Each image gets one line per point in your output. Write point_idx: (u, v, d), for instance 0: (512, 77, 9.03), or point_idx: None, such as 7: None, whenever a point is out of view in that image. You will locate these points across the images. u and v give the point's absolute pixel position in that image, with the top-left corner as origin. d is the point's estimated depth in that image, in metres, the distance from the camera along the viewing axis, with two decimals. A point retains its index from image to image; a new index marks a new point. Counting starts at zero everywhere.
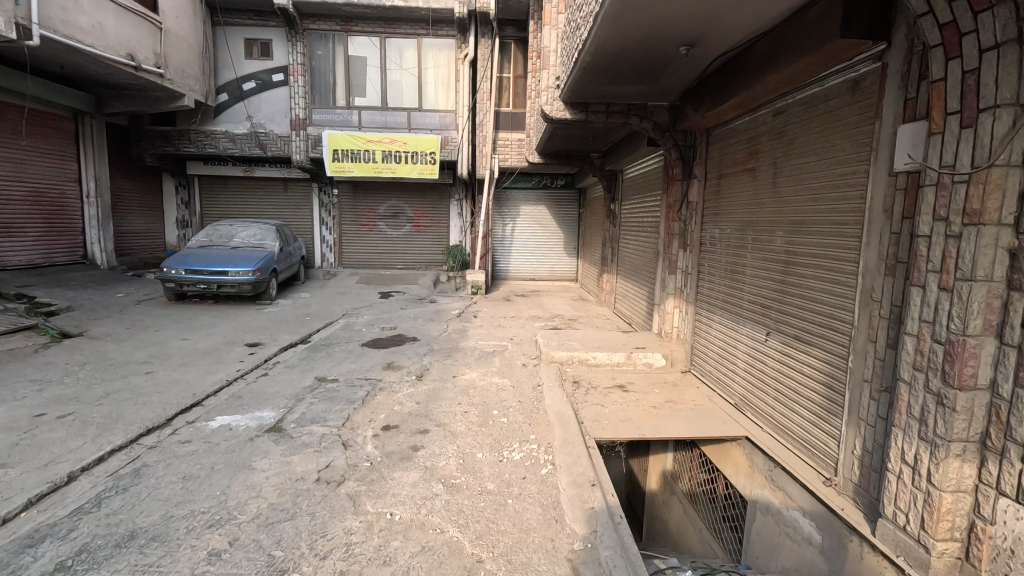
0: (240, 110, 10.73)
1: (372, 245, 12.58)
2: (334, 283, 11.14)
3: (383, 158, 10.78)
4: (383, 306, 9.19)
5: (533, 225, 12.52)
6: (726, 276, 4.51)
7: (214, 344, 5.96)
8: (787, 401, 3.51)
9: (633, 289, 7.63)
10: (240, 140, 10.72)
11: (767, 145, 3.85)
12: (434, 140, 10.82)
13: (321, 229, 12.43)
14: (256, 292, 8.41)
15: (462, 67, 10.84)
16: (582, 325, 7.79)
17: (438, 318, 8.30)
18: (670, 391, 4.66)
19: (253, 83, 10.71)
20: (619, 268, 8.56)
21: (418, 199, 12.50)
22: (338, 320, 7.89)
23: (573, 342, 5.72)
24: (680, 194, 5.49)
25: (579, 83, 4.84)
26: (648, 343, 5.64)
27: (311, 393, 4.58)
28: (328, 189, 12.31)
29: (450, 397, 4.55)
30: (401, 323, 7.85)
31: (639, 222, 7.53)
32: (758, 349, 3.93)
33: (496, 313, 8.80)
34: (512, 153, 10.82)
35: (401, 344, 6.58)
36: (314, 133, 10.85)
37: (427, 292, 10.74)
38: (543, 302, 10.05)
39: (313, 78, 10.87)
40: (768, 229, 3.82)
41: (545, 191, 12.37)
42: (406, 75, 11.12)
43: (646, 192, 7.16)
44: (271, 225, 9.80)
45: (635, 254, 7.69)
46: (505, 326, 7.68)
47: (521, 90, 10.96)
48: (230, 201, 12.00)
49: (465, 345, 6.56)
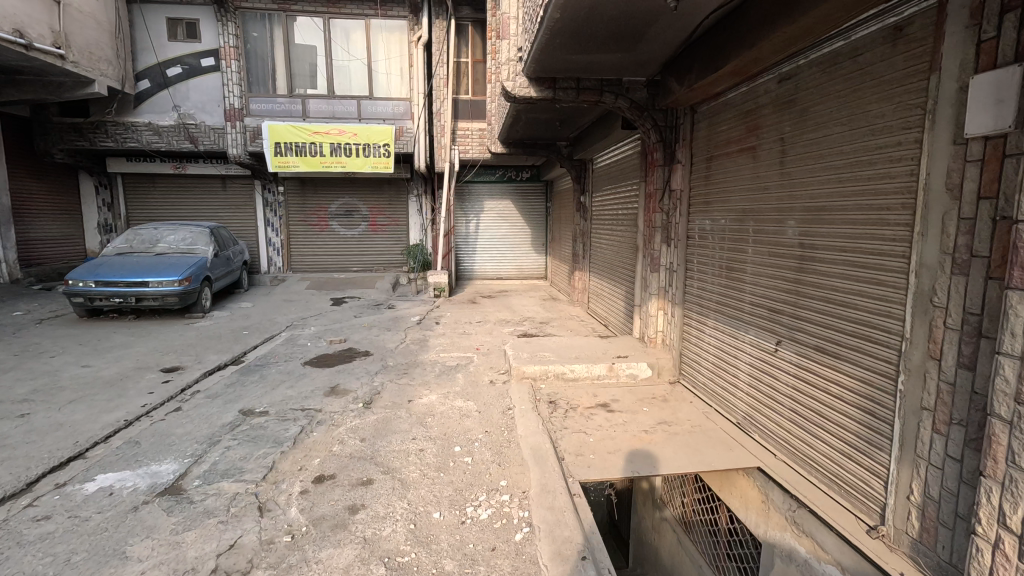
0: (165, 98, 9.53)
1: (324, 247, 11.59)
2: (282, 290, 10.14)
3: (331, 151, 9.83)
4: (334, 314, 8.29)
5: (499, 221, 11.79)
6: (722, 275, 3.90)
7: (121, 372, 4.99)
8: (810, 425, 2.91)
9: (609, 288, 7.02)
10: (167, 133, 9.54)
11: (771, 119, 3.24)
12: (388, 130, 9.92)
13: (266, 230, 11.34)
14: (184, 304, 7.37)
15: (416, 50, 9.97)
16: (555, 329, 7.11)
17: (395, 326, 7.47)
18: (660, 409, 4.03)
19: (179, 68, 9.53)
20: (593, 265, 7.95)
21: (373, 195, 11.58)
22: (280, 334, 6.97)
23: (546, 352, 5.03)
24: (662, 181, 4.87)
25: (545, 53, 4.13)
26: (631, 350, 5.02)
27: (229, 433, 3.72)
28: (272, 186, 11.23)
29: (404, 429, 3.79)
30: (352, 334, 6.99)
31: (613, 214, 6.91)
32: (766, 361, 3.32)
33: (461, 318, 8.04)
34: (473, 144, 10.04)
35: (351, 360, 5.75)
36: (252, 124, 9.78)
37: (385, 296, 9.88)
38: (511, 303, 9.35)
39: (249, 63, 9.78)
40: (774, 218, 3.21)
41: (510, 184, 11.65)
42: (354, 60, 10.17)
43: (621, 181, 6.54)
44: (205, 227, 8.74)
45: (610, 250, 7.08)
46: (471, 334, 6.93)
47: (481, 75, 10.20)
48: (160, 201, 10.78)
49: (425, 358, 5.79)
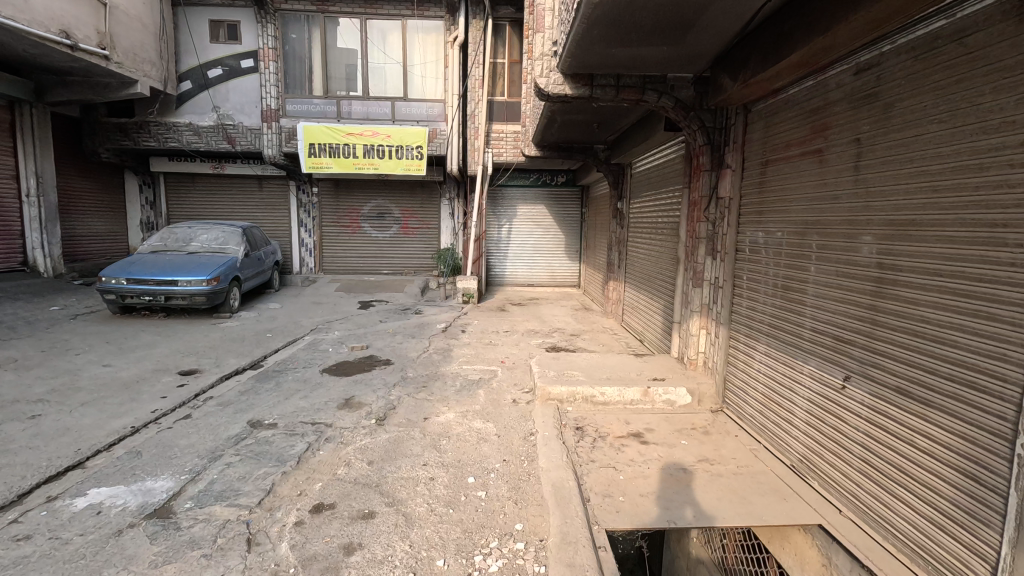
0: (205, 99, 9.67)
1: (355, 249, 11.54)
2: (312, 291, 10.11)
3: (364, 153, 9.74)
4: (360, 318, 8.13)
5: (531, 227, 11.46)
6: (777, 295, 3.44)
7: (139, 373, 4.91)
8: (889, 481, 2.44)
9: (647, 300, 6.57)
10: (206, 133, 9.67)
11: (844, 118, 2.79)
12: (421, 132, 9.76)
13: (299, 231, 11.39)
14: (212, 304, 7.35)
15: (452, 51, 9.77)
16: (585, 343, 6.71)
17: (420, 333, 7.24)
18: (700, 443, 3.58)
19: (220, 69, 9.65)
20: (629, 276, 7.51)
21: (405, 198, 11.46)
22: (304, 337, 6.84)
23: (575, 371, 4.65)
24: (708, 187, 4.42)
25: (582, 47, 3.77)
26: (668, 373, 4.58)
27: (233, 448, 3.51)
28: (307, 187, 11.26)
29: (415, 453, 3.48)
30: (375, 340, 6.79)
31: (652, 222, 6.47)
32: (830, 399, 2.85)
33: (488, 326, 7.74)
34: (507, 146, 9.75)
35: (371, 368, 5.52)
36: (288, 125, 9.80)
37: (414, 301, 9.69)
38: (541, 313, 8.99)
39: (286, 65, 9.82)
40: (845, 232, 2.75)
41: (544, 188, 11.31)
42: (389, 61, 10.08)
43: (661, 188, 6.11)
44: (237, 227, 8.77)
45: (648, 261, 6.63)
46: (497, 344, 6.61)
47: (517, 77, 9.92)
48: (200, 201, 10.97)
49: (446, 370, 5.50)
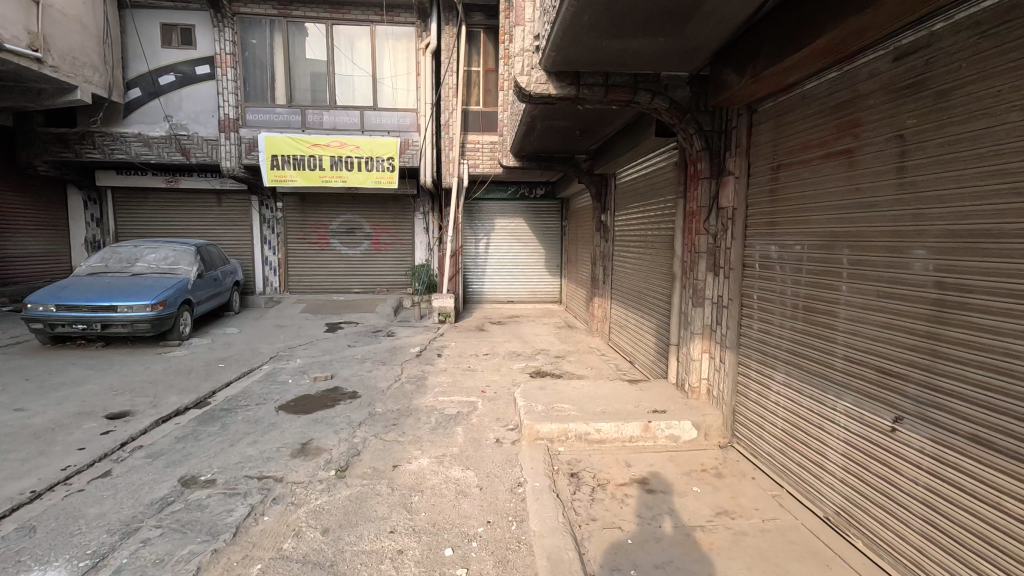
0: (156, 108, 8.96)
1: (323, 267, 10.87)
2: (275, 313, 9.39)
3: (331, 165, 9.17)
4: (326, 343, 7.48)
5: (510, 241, 11.00)
6: (797, 317, 3.01)
7: (56, 419, 4.18)
8: (966, 550, 1.98)
9: (638, 318, 6.12)
10: (157, 145, 8.95)
11: (883, 110, 2.38)
12: (393, 143, 9.25)
13: (262, 248, 10.66)
14: (158, 331, 6.60)
15: (423, 58, 9.32)
16: (572, 366, 6.21)
17: (392, 358, 6.63)
18: (715, 492, 3.07)
19: (173, 76, 8.97)
20: (616, 292, 7.09)
21: (376, 212, 10.88)
22: (261, 367, 6.16)
23: (565, 403, 4.13)
24: (707, 197, 4.00)
25: (569, 40, 3.32)
26: (669, 403, 4.10)
27: (153, 517, 2.86)
28: (270, 202, 10.59)
29: (380, 515, 2.90)
30: (342, 369, 6.15)
31: (641, 234, 6.05)
32: (876, 443, 2.40)
33: (465, 349, 7.17)
34: (483, 158, 9.30)
35: (334, 403, 4.90)
36: (248, 136, 9.16)
37: (386, 321, 9.07)
38: (523, 332, 8.48)
39: (245, 72, 9.20)
40: (889, 245, 2.33)
41: (522, 201, 10.89)
42: (357, 69, 9.56)
43: (650, 198, 5.71)
44: (190, 245, 8.05)
45: (637, 275, 6.20)
46: (476, 370, 6.05)
47: (493, 85, 9.53)
48: (152, 217, 10.17)
49: (420, 402, 4.92)
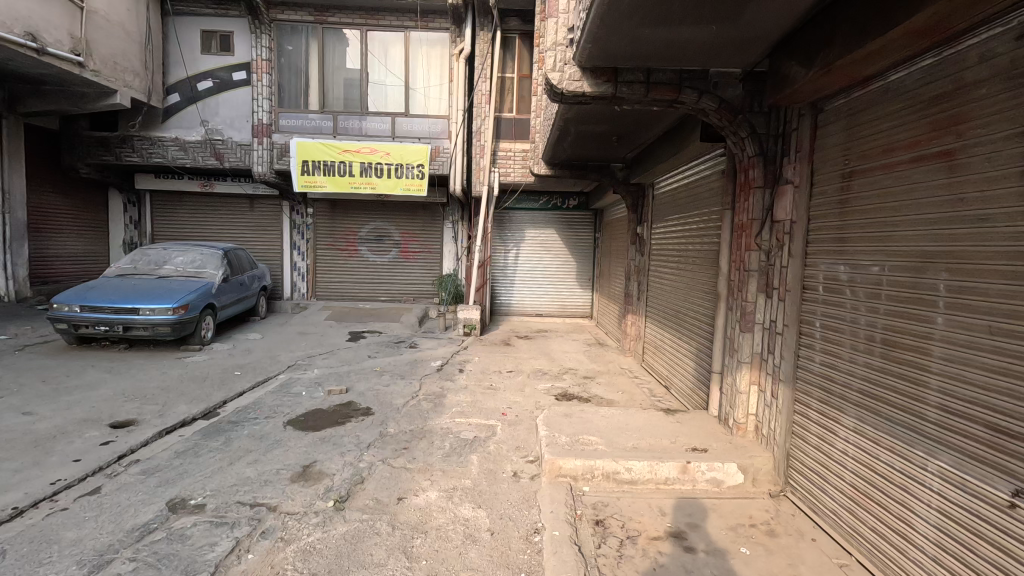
0: (193, 113, 9.07)
1: (350, 274, 10.76)
2: (300, 319, 9.29)
3: (361, 172, 9.06)
4: (347, 353, 7.27)
5: (540, 252, 10.64)
6: (874, 353, 2.53)
7: (60, 426, 4.04)
8: None
9: (675, 340, 5.64)
10: (193, 149, 9.04)
11: (1000, 102, 1.91)
12: (424, 150, 9.08)
13: (292, 254, 10.65)
14: (179, 335, 6.51)
15: (456, 64, 9.13)
16: (601, 389, 5.76)
17: (411, 372, 6.34)
18: (769, 555, 2.59)
19: (210, 82, 9.07)
20: (651, 310, 6.61)
21: (405, 220, 10.72)
22: (277, 377, 5.97)
23: (592, 434, 3.70)
24: (761, 208, 3.54)
25: (607, 30, 2.96)
26: (711, 440, 3.63)
27: (129, 547, 2.60)
28: (301, 208, 10.58)
29: (375, 561, 2.54)
30: (359, 381, 5.89)
31: (680, 248, 5.59)
32: (990, 520, 1.91)
33: (489, 364, 6.82)
34: (515, 166, 9.00)
35: (344, 420, 4.61)
36: (280, 141, 9.15)
37: (410, 332, 8.83)
38: (550, 348, 8.08)
39: (280, 77, 9.22)
40: (1010, 272, 1.86)
41: (554, 212, 10.53)
42: (390, 75, 9.47)
43: (692, 209, 5.25)
44: (218, 248, 8.03)
45: (675, 293, 5.73)
46: (498, 389, 5.68)
47: (527, 92, 9.25)
48: (187, 221, 10.30)
49: (436, 423, 4.58)
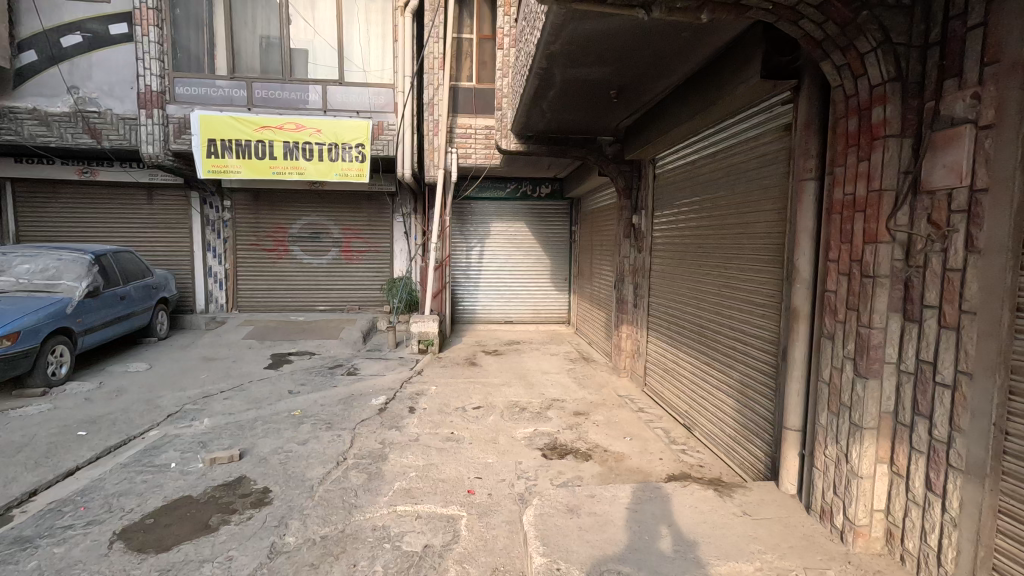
0: (57, 77, 7.01)
1: (280, 279, 8.89)
2: (211, 338, 7.41)
3: (285, 153, 7.33)
4: (261, 387, 5.51)
5: (508, 250, 9.10)
6: None
7: None
8: None
9: (696, 365, 4.24)
10: (58, 123, 6.98)
11: None
12: (364, 126, 7.41)
13: (205, 256, 8.69)
14: (5, 378, 4.60)
15: (401, 19, 7.42)
16: (601, 434, 4.25)
17: (343, 417, 4.65)
18: None
19: (79, 37, 7.04)
20: (657, 321, 5.19)
21: (346, 213, 8.95)
22: (144, 436, 4.17)
23: (621, 562, 2.20)
24: (897, 173, 2.11)
25: None
26: (821, 566, 2.17)
27: None
28: (214, 200, 8.62)
29: None
30: (264, 438, 4.17)
31: (701, 242, 4.16)
32: None
33: (450, 398, 5.21)
34: (476, 147, 7.42)
35: (217, 524, 2.91)
36: (176, 115, 7.22)
37: (352, 351, 7.11)
38: (527, 367, 6.56)
39: (175, 33, 7.26)
40: None
41: (524, 202, 9.00)
42: (319, 34, 7.68)
43: (721, 187, 3.82)
44: (87, 252, 6.07)
45: (693, 302, 4.31)
46: (461, 444, 4.08)
47: (488, 57, 7.67)
48: (65, 217, 8.20)
49: (365, 518, 2.98)
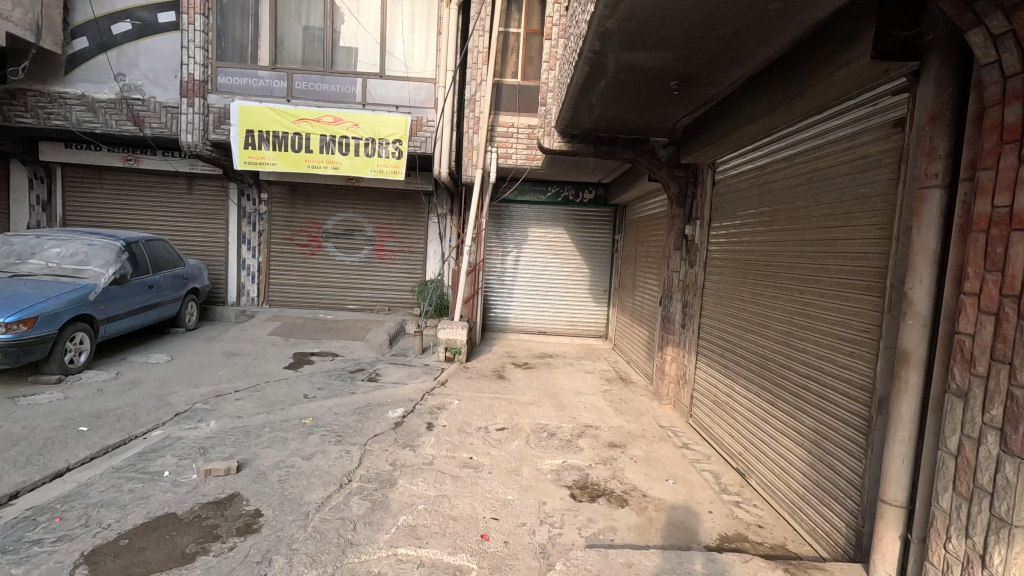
0: (105, 64, 7.06)
1: (312, 276, 8.72)
2: (237, 332, 7.26)
3: (321, 147, 7.12)
4: (278, 389, 5.24)
5: (546, 256, 8.63)
6: None
7: None
8: None
9: (754, 402, 3.65)
10: (104, 109, 7.02)
11: None
12: (402, 122, 7.12)
13: (240, 248, 8.62)
14: (21, 364, 4.48)
15: (446, 11, 7.10)
16: (640, 474, 3.71)
17: (356, 430, 4.28)
18: None
19: (129, 24, 7.08)
20: (709, 345, 4.59)
21: (381, 211, 8.70)
22: (146, 435, 3.92)
23: None
24: None
25: None
26: None
27: None
28: (252, 192, 8.54)
29: None
30: (268, 448, 3.84)
31: (769, 260, 3.57)
32: None
33: (472, 416, 4.77)
34: (517, 146, 7.00)
35: (194, 554, 2.56)
36: (217, 104, 7.14)
37: (376, 355, 6.80)
38: (559, 385, 6.05)
39: (221, 21, 7.20)
40: None
41: (565, 207, 8.52)
42: (363, 26, 7.48)
43: (799, 196, 3.23)
44: (117, 238, 6.00)
45: (755, 328, 3.73)
46: (479, 473, 3.62)
47: (535, 52, 7.25)
48: (109, 204, 8.30)
49: (359, 561, 2.56)
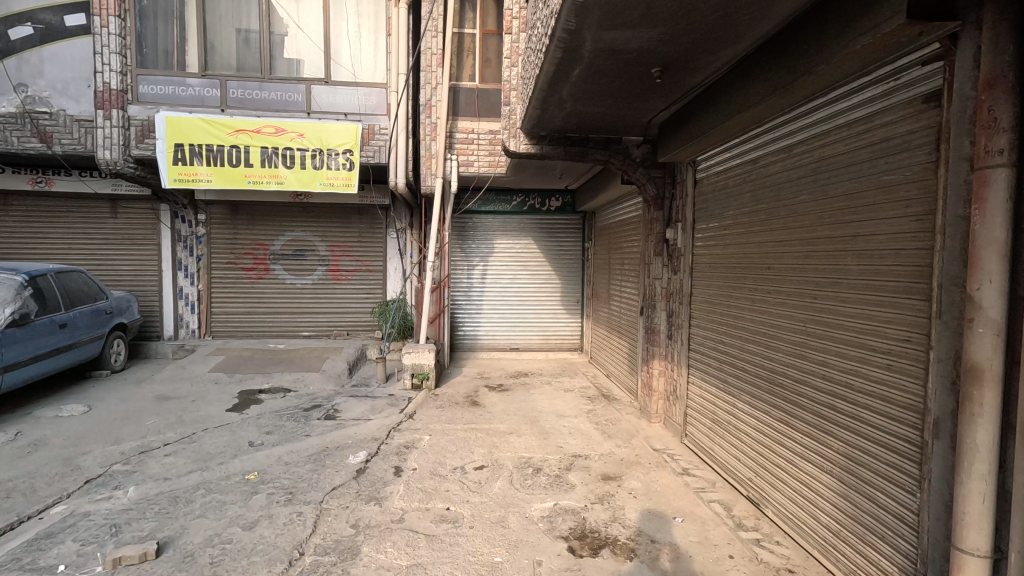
0: (3, 74, 6.20)
1: (259, 302, 7.94)
2: (173, 371, 6.43)
3: (262, 160, 6.44)
4: (217, 437, 4.52)
5: (514, 268, 8.16)
6: None
7: None
8: None
9: (762, 421, 3.26)
10: (3, 125, 6.17)
11: None
12: (352, 130, 6.56)
13: (175, 276, 7.76)
14: None
15: (395, 10, 6.60)
16: (644, 513, 3.24)
17: (310, 483, 3.65)
18: None
19: (30, 28, 6.24)
20: (701, 358, 4.21)
21: (334, 229, 8.04)
22: (42, 515, 3.17)
23: None
24: None
25: None
26: None
27: None
28: (187, 214, 7.72)
29: None
30: (200, 519, 3.16)
31: (769, 262, 3.22)
32: None
33: (446, 455, 4.20)
34: (479, 153, 6.54)
35: None
36: (139, 116, 6.36)
37: (334, 387, 6.13)
38: (539, 407, 5.55)
39: (140, 25, 6.45)
40: None
41: (532, 216, 8.10)
42: (304, 28, 6.88)
43: (803, 189, 2.89)
44: (19, 271, 5.18)
45: (757, 339, 3.36)
46: (459, 529, 3.06)
47: (493, 54, 6.84)
48: (16, 232, 7.31)
49: None
